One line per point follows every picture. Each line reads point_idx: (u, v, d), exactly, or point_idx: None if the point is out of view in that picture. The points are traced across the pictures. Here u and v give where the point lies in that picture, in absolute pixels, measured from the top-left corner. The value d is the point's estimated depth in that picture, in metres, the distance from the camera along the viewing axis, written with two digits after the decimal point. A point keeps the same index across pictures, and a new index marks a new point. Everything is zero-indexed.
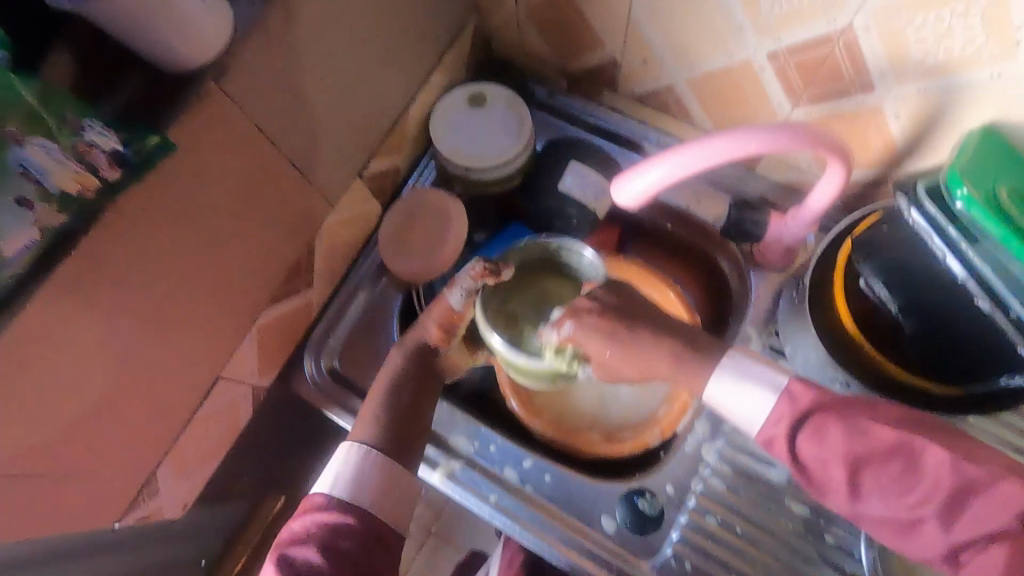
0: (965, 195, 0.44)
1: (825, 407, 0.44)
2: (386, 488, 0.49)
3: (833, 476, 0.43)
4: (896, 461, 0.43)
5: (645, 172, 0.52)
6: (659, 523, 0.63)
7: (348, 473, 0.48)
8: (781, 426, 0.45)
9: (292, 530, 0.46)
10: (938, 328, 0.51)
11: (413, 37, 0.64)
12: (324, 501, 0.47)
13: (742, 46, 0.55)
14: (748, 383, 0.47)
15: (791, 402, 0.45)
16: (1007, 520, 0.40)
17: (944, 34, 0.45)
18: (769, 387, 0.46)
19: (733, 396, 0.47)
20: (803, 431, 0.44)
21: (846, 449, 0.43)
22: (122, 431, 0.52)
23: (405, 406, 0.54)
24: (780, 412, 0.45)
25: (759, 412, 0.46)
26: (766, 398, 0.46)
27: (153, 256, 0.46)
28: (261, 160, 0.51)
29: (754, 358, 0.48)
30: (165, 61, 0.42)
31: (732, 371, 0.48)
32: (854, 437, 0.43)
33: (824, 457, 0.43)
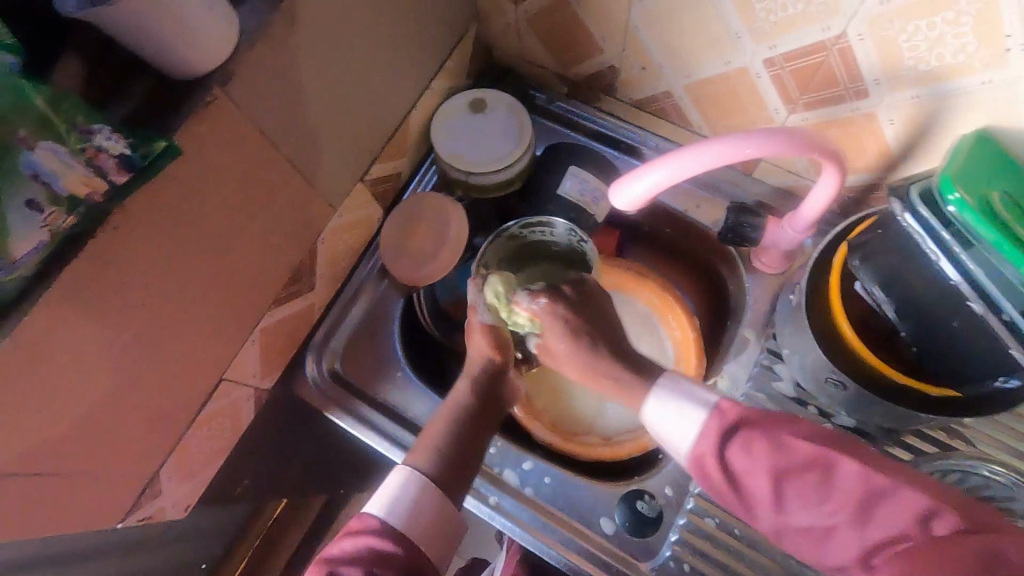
0: (958, 200, 0.45)
1: (747, 423, 0.44)
2: (439, 522, 0.47)
3: (756, 487, 0.42)
4: (814, 472, 0.41)
5: (643, 176, 0.52)
6: (658, 525, 0.63)
7: (405, 500, 0.47)
8: (709, 442, 0.44)
9: (340, 549, 0.44)
10: (932, 331, 0.52)
11: (415, 43, 0.65)
12: (379, 525, 0.46)
13: (738, 53, 0.56)
14: (685, 402, 0.47)
15: (720, 417, 0.45)
16: (910, 524, 0.38)
17: (935, 42, 0.46)
18: (700, 408, 0.46)
19: (669, 420, 0.47)
20: (730, 446, 0.44)
21: (768, 462, 0.42)
22: (126, 432, 0.52)
23: (465, 435, 0.53)
24: (709, 427, 0.45)
25: (688, 434, 0.46)
26: (698, 417, 0.46)
27: (158, 258, 0.47)
28: (264, 164, 0.52)
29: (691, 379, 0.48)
30: (171, 67, 0.43)
31: (668, 390, 0.48)
32: (776, 452, 0.42)
33: (749, 469, 0.43)
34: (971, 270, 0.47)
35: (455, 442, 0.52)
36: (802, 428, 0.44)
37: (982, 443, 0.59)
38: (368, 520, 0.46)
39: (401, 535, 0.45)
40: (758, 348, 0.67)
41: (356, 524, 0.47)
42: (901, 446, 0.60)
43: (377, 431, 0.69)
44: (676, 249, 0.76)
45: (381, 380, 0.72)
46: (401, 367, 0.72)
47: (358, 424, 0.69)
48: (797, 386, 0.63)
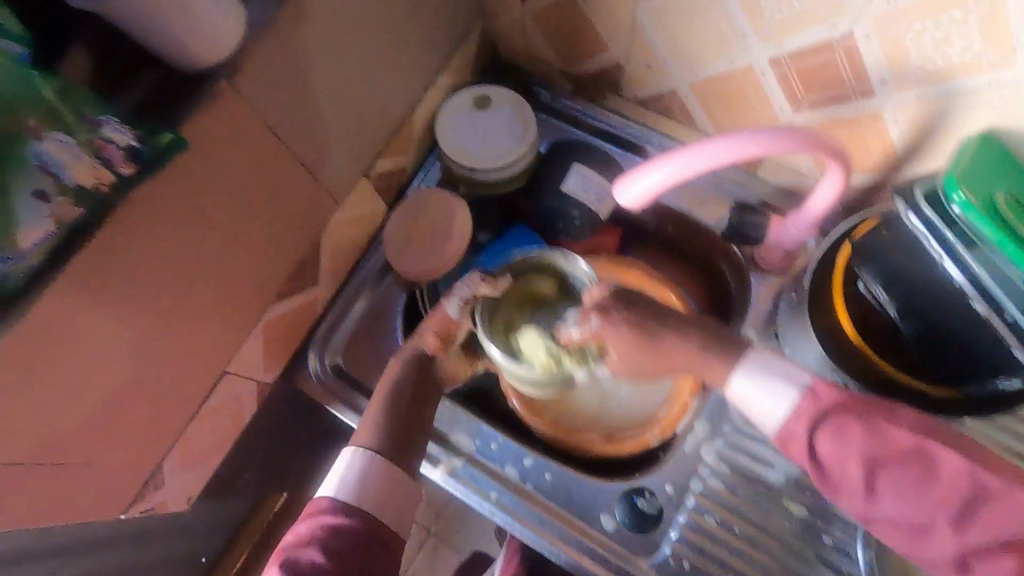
0: (962, 200, 0.45)
1: (842, 409, 0.47)
2: (386, 497, 0.51)
3: (850, 473, 0.46)
4: (913, 464, 0.45)
5: (645, 174, 0.52)
6: (659, 522, 0.64)
7: (351, 477, 0.51)
8: (801, 424, 0.47)
9: (296, 535, 0.49)
10: (934, 332, 0.52)
11: (420, 38, 0.65)
12: (329, 505, 0.50)
13: (744, 52, 0.56)
14: (766, 384, 0.49)
15: (815, 401, 0.47)
16: (1016, 528, 0.42)
17: (942, 41, 0.46)
18: (797, 383, 0.48)
19: (755, 390, 0.50)
20: (821, 434, 0.47)
21: (865, 448, 0.45)
22: (130, 423, 0.53)
23: (403, 409, 0.57)
24: (802, 408, 0.47)
25: (776, 413, 0.48)
26: (789, 395, 0.48)
27: (165, 250, 0.47)
28: (270, 157, 0.52)
29: (775, 362, 0.50)
30: (178, 59, 0.43)
31: (752, 369, 0.50)
32: (871, 439, 0.45)
33: (841, 454, 0.46)
34: (975, 270, 0.47)
35: (396, 421, 0.56)
36: (911, 423, 0.47)
37: (984, 444, 0.59)
38: (321, 503, 0.51)
39: (349, 509, 0.50)
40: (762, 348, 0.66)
41: (311, 507, 0.51)
42: None
43: None
44: (679, 246, 0.76)
45: (381, 375, 0.72)
46: None
47: (359, 419, 0.69)
48: None
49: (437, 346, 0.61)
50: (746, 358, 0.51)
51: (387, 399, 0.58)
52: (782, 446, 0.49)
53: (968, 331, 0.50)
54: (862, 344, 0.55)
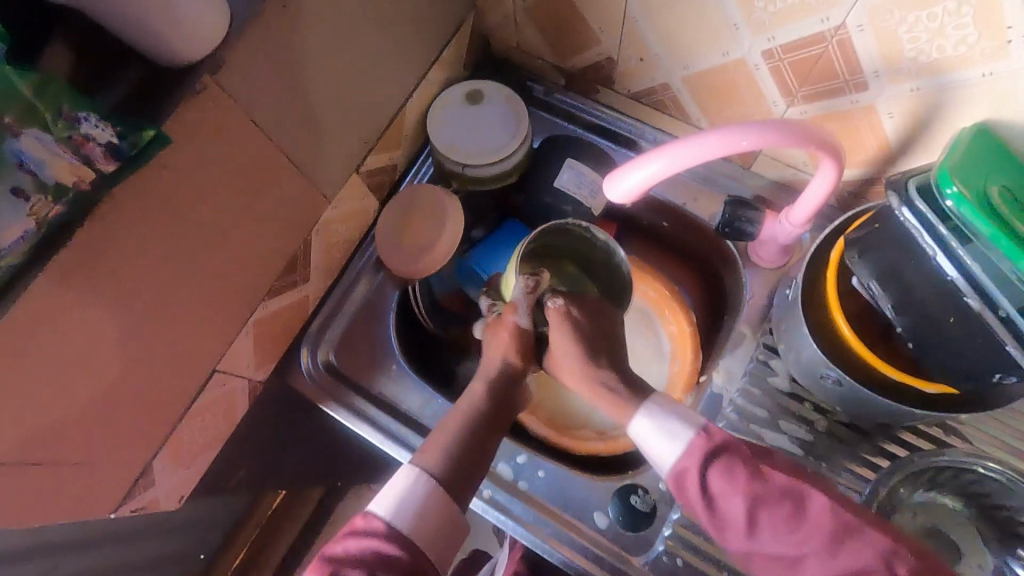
0: (956, 193, 0.44)
1: (728, 451, 0.47)
2: (438, 534, 0.47)
3: (732, 507, 0.45)
4: (789, 504, 0.44)
5: (638, 168, 0.51)
6: (651, 519, 0.63)
7: (407, 503, 0.47)
8: (693, 461, 0.47)
9: (345, 549, 0.43)
10: (928, 329, 0.50)
11: (410, 33, 0.64)
12: (379, 525, 0.46)
13: (736, 45, 0.55)
14: (666, 426, 0.50)
15: (706, 439, 0.48)
16: (873, 560, 0.40)
17: (936, 33, 0.45)
18: (686, 434, 0.49)
19: (655, 428, 0.50)
20: (714, 470, 0.46)
21: (747, 487, 0.44)
22: (118, 422, 0.52)
23: (482, 436, 0.53)
24: (695, 447, 0.48)
25: (669, 452, 0.49)
26: (684, 436, 0.49)
27: (149, 248, 0.47)
28: (256, 154, 0.51)
29: (675, 403, 0.52)
30: (161, 55, 0.42)
31: (654, 411, 0.51)
32: (760, 481, 0.45)
33: (727, 492, 0.45)
34: (968, 265, 0.46)
35: (462, 446, 0.52)
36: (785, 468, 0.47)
37: (979, 441, 0.59)
38: (366, 522, 0.46)
39: (403, 538, 0.45)
40: (755, 343, 0.67)
41: (362, 523, 0.46)
42: (895, 442, 0.61)
43: (374, 424, 0.69)
44: (675, 243, 0.76)
45: (377, 373, 0.72)
46: (397, 360, 0.73)
47: (352, 417, 0.70)
48: (793, 381, 0.64)
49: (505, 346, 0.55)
50: (649, 400, 0.53)
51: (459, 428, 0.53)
52: (678, 484, 0.48)
53: (964, 329, 0.48)
54: (859, 345, 0.54)
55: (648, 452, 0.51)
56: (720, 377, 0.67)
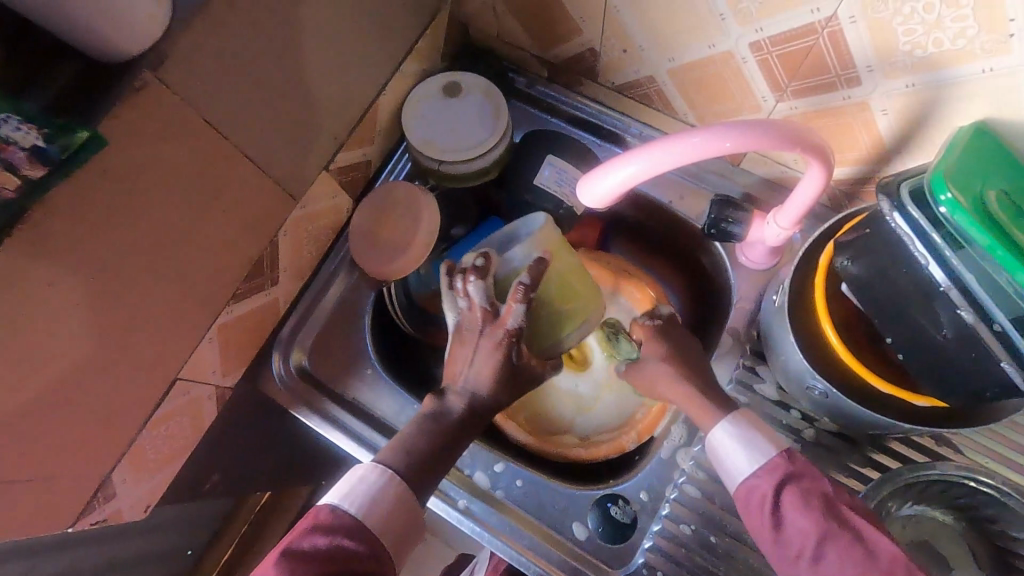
0: (951, 199, 0.41)
1: (806, 478, 0.47)
2: (395, 526, 0.46)
3: (800, 530, 0.44)
4: (860, 544, 0.43)
5: (619, 168, 0.48)
6: (632, 531, 0.61)
7: (366, 492, 0.46)
8: (770, 480, 0.47)
9: (312, 544, 0.43)
10: (920, 341, 0.47)
11: (381, 22, 0.61)
12: (339, 515, 0.45)
13: (723, 37, 0.52)
14: (750, 444, 0.50)
15: (788, 463, 0.48)
16: None
17: (933, 25, 0.41)
18: (767, 456, 0.49)
19: (738, 445, 0.50)
20: (788, 492, 0.46)
21: (822, 515, 0.44)
22: (71, 436, 0.49)
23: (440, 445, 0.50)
24: (776, 467, 0.48)
25: (744, 472, 0.49)
26: (768, 456, 0.49)
27: (94, 255, 0.44)
28: (211, 156, 0.48)
29: (762, 427, 0.51)
30: (92, 50, 0.39)
31: (742, 429, 0.50)
32: (831, 512, 0.44)
33: (799, 513, 0.45)
34: (963, 275, 0.43)
35: (418, 453, 0.49)
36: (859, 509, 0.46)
37: (971, 450, 0.57)
38: (327, 514, 0.45)
39: (363, 528, 0.45)
40: (741, 349, 0.64)
41: (327, 516, 0.45)
42: (886, 453, 0.59)
43: (348, 431, 0.67)
44: (659, 242, 0.73)
45: (350, 377, 0.70)
46: (371, 364, 0.71)
47: (325, 424, 0.68)
48: (780, 388, 0.62)
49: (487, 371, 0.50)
50: (737, 417, 0.52)
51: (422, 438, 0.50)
52: (745, 499, 0.48)
53: (953, 345, 0.45)
54: (846, 353, 0.51)
55: (726, 466, 0.50)
56: None
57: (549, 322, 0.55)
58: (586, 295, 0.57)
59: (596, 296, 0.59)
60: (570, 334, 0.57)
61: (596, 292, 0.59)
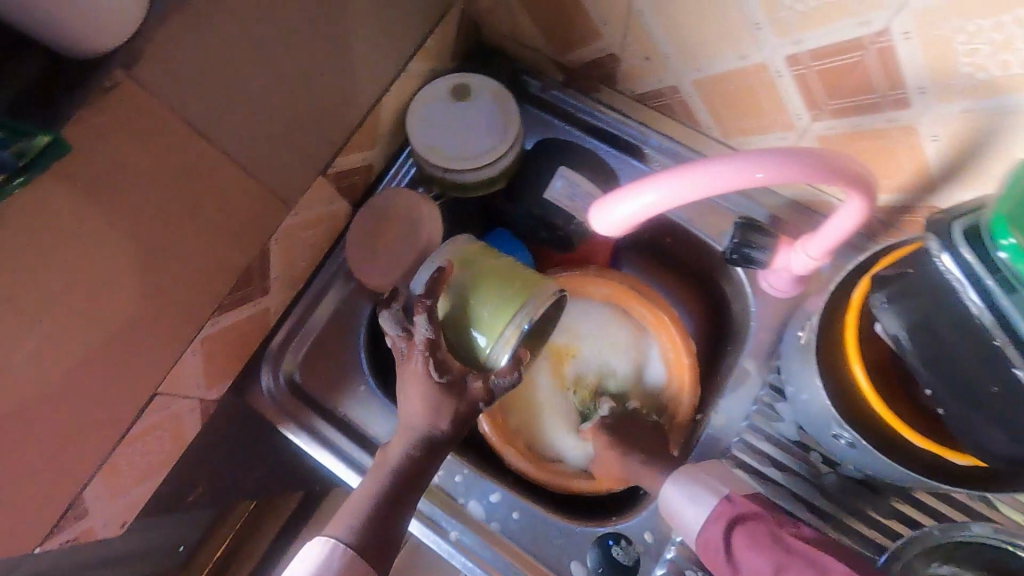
0: (1014, 245, 0.36)
1: (753, 520, 0.49)
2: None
3: (755, 570, 0.46)
4: (813, 568, 0.44)
5: (636, 194, 0.43)
6: (633, 574, 0.57)
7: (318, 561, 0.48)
8: (717, 527, 0.49)
9: None
10: (958, 398, 0.43)
11: (385, 19, 0.56)
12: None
13: (756, 48, 0.47)
14: (691, 491, 0.52)
15: (731, 507, 0.50)
16: None
17: (1001, 45, 0.37)
18: (709, 502, 0.51)
19: (682, 493, 0.53)
20: (735, 534, 0.48)
21: (771, 551, 0.46)
22: (37, 456, 0.46)
23: (387, 506, 0.51)
24: (721, 512, 0.50)
25: (694, 519, 0.52)
26: (710, 502, 0.51)
27: (60, 268, 0.40)
28: (194, 162, 0.45)
29: (700, 472, 0.54)
30: (61, 45, 0.36)
31: (680, 479, 0.54)
32: (782, 546, 0.46)
33: (751, 555, 0.46)
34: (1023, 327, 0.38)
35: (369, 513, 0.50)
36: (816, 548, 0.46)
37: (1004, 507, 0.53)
38: None
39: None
40: (761, 382, 0.60)
41: None
42: (912, 504, 0.55)
43: (338, 451, 0.64)
44: (675, 260, 0.69)
45: (342, 393, 0.67)
46: (365, 380, 0.67)
47: (313, 442, 0.64)
48: (800, 428, 0.58)
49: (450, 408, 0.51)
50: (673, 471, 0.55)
51: (370, 503, 0.51)
52: (704, 550, 0.50)
53: (1001, 404, 0.41)
54: (878, 402, 0.47)
55: (677, 515, 0.53)
56: (720, 419, 0.61)
57: (465, 333, 0.52)
58: (498, 289, 0.52)
59: (525, 290, 0.52)
60: (493, 339, 0.52)
61: (522, 280, 0.53)
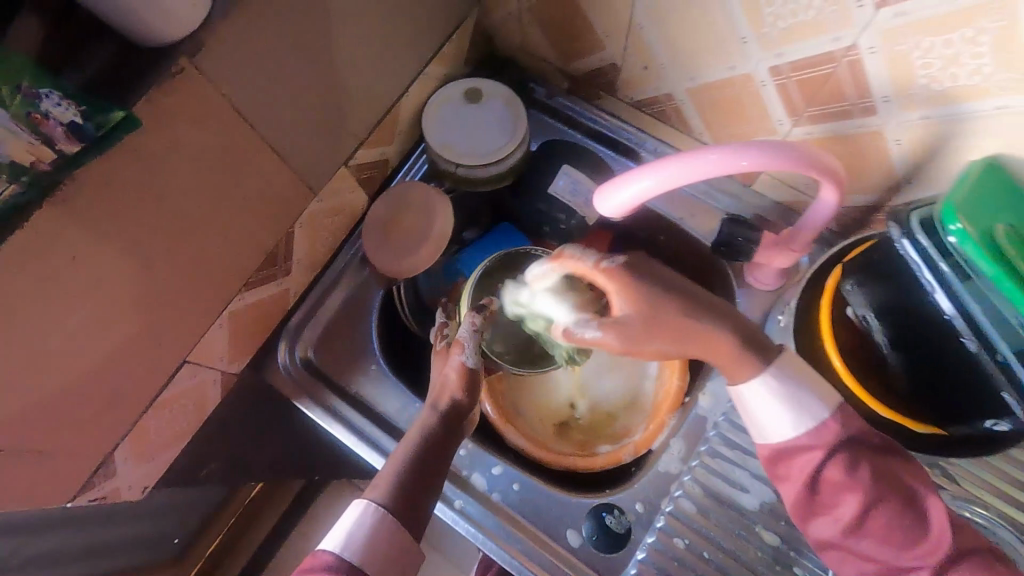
0: (960, 230, 0.42)
1: (857, 448, 0.47)
2: (398, 554, 0.46)
3: (848, 503, 0.46)
4: (909, 509, 0.45)
5: (634, 180, 0.49)
6: (625, 541, 0.62)
7: (360, 534, 0.46)
8: (816, 447, 0.47)
9: None
10: (922, 368, 0.50)
11: (409, 26, 0.61)
12: (332, 561, 0.45)
13: (744, 59, 0.53)
14: (793, 404, 0.48)
15: (831, 428, 0.47)
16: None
17: (951, 60, 0.43)
18: (810, 418, 0.48)
19: (770, 403, 0.49)
20: (835, 463, 0.47)
21: (871, 490, 0.46)
22: (80, 411, 0.50)
23: (429, 462, 0.51)
24: (826, 433, 0.47)
25: (786, 429, 0.48)
26: (810, 419, 0.48)
27: (116, 235, 0.45)
28: (239, 145, 0.49)
29: (804, 380, 0.48)
30: (135, 36, 0.40)
31: (785, 386, 0.48)
32: (876, 481, 0.46)
33: (847, 487, 0.46)
34: (969, 305, 0.44)
35: (414, 474, 0.49)
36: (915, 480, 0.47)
37: (969, 482, 0.58)
38: (320, 559, 0.45)
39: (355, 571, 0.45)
40: None
41: (311, 561, 0.46)
42: None
43: (349, 425, 0.68)
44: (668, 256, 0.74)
45: (354, 372, 0.71)
46: (376, 360, 0.71)
47: (326, 416, 0.68)
48: None
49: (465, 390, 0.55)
50: (776, 368, 0.49)
51: (419, 454, 0.51)
52: (784, 462, 0.49)
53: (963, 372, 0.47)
54: (850, 381, 0.52)
55: (758, 420, 0.50)
56: (706, 398, 0.66)
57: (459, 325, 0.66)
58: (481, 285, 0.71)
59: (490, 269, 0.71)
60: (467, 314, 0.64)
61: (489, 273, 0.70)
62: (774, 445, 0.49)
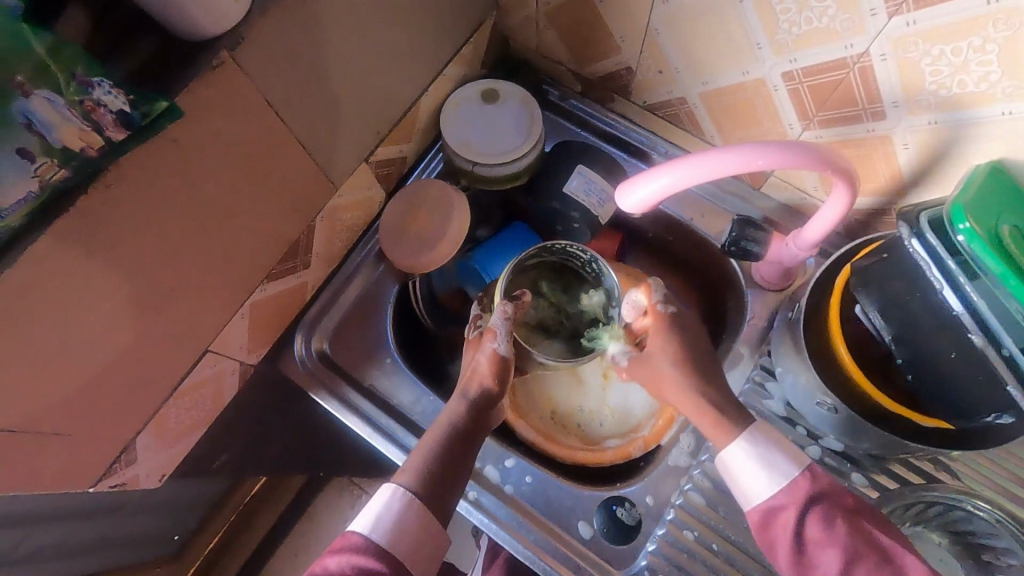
0: (968, 229, 0.44)
1: (831, 504, 0.49)
2: (423, 539, 0.48)
3: (828, 559, 0.47)
4: (889, 566, 0.46)
5: (650, 179, 0.51)
6: (637, 533, 0.63)
7: (389, 518, 0.47)
8: (792, 504, 0.50)
9: (324, 567, 0.44)
10: (926, 363, 0.51)
11: (432, 27, 0.63)
12: (362, 542, 0.46)
13: (757, 64, 0.55)
14: (767, 461, 0.52)
15: (804, 487, 0.50)
16: None
17: (959, 67, 0.45)
18: (784, 476, 0.51)
19: (749, 461, 0.52)
20: (810, 519, 0.49)
21: (848, 543, 0.47)
22: (108, 397, 0.51)
23: (456, 451, 0.53)
24: (799, 489, 0.50)
25: (764, 487, 0.51)
26: (784, 476, 0.51)
27: (152, 223, 0.46)
28: (270, 139, 0.51)
29: (778, 443, 0.53)
30: (179, 29, 0.41)
31: (758, 446, 0.52)
32: (854, 534, 0.47)
33: (825, 541, 0.47)
34: (975, 302, 0.46)
35: (442, 458, 0.52)
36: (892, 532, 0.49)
37: (970, 479, 0.60)
38: (350, 540, 0.47)
39: (384, 553, 0.46)
40: (753, 364, 0.67)
41: (341, 542, 0.47)
42: (887, 474, 0.62)
43: (364, 417, 0.69)
44: (679, 257, 0.77)
45: (368, 365, 0.72)
46: (391, 354, 0.72)
47: (342, 408, 0.70)
48: (788, 405, 0.64)
49: (496, 382, 0.56)
50: (750, 431, 0.53)
51: (444, 441, 0.53)
52: (767, 520, 0.51)
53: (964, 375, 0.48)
54: (859, 375, 0.53)
55: (738, 480, 0.53)
56: None
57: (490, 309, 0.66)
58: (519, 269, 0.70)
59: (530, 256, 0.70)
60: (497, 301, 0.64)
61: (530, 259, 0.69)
62: (754, 503, 0.52)
